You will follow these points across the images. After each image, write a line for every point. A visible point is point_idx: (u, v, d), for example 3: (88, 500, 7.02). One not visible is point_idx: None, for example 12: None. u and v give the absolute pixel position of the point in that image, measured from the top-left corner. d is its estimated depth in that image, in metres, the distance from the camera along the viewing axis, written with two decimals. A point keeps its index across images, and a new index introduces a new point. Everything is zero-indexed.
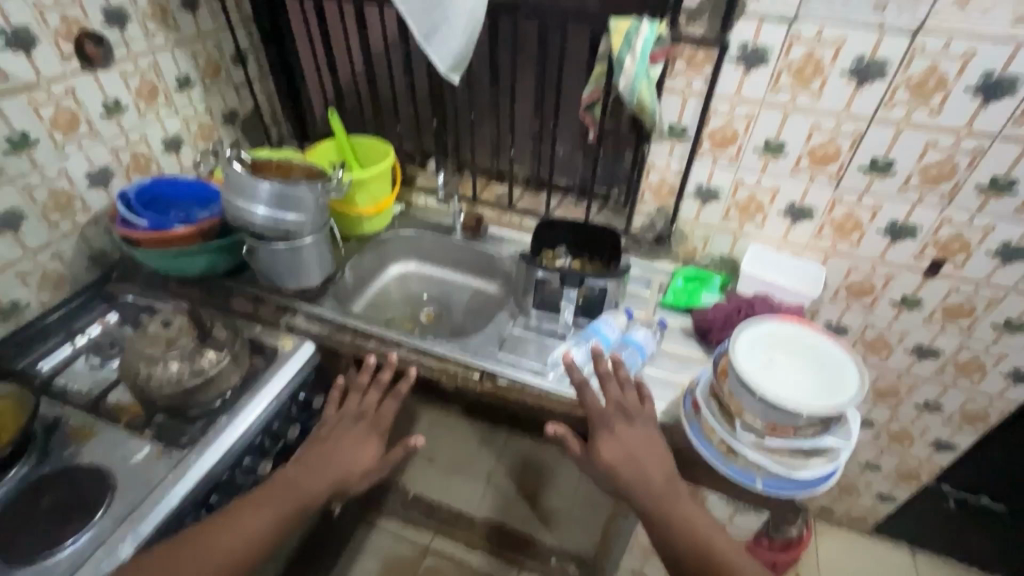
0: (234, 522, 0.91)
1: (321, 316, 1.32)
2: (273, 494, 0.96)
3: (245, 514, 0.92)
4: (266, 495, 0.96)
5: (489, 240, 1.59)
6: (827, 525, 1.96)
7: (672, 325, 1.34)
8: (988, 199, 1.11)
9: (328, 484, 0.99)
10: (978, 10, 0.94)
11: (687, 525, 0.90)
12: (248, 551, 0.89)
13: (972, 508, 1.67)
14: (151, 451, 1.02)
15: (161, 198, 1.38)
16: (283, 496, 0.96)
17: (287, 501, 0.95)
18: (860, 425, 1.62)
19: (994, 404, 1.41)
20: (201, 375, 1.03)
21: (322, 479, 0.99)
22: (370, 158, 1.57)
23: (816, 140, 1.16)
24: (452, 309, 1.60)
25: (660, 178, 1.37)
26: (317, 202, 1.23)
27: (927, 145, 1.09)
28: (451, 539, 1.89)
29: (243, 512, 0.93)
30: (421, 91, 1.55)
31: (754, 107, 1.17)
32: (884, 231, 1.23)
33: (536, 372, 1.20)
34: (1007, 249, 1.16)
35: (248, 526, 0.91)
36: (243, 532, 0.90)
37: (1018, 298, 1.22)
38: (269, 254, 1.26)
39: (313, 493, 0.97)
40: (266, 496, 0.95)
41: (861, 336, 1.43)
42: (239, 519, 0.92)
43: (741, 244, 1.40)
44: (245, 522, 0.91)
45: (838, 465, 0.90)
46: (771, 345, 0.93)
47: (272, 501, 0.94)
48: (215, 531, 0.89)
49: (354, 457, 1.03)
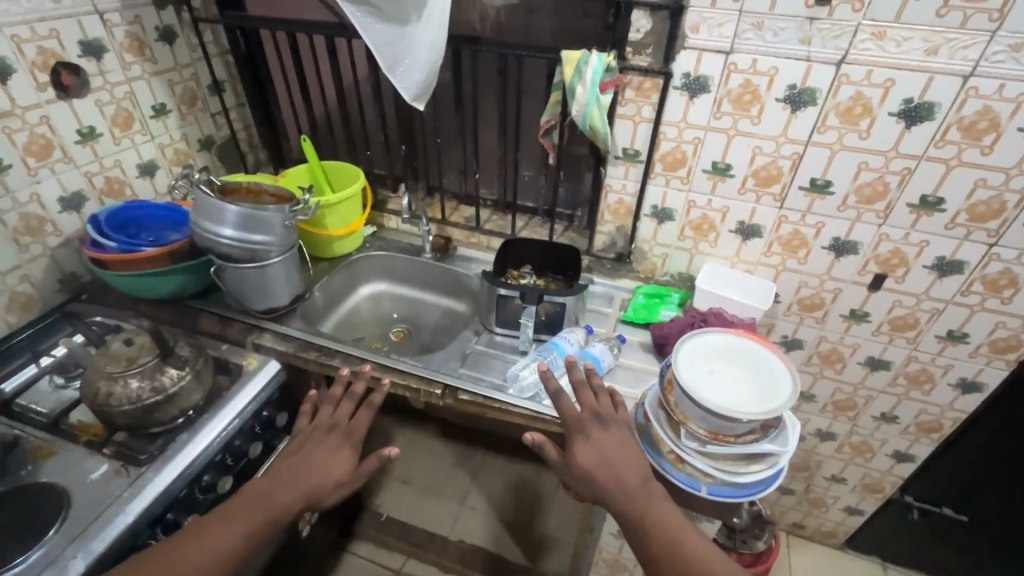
0: (201, 538, 0.90)
1: (288, 334, 1.35)
2: (242, 509, 0.95)
3: (213, 529, 0.92)
4: (234, 509, 0.95)
5: (458, 260, 1.64)
6: (800, 540, 1.97)
7: (631, 340, 1.38)
8: (920, 216, 1.18)
9: (300, 495, 0.99)
10: (894, 42, 1.02)
11: (666, 528, 0.86)
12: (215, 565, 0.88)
13: (936, 521, 1.70)
14: (108, 469, 1.03)
15: (133, 221, 1.41)
16: (252, 508, 0.95)
17: (257, 512, 0.94)
18: (822, 438, 1.66)
19: (946, 414, 1.46)
20: (162, 393, 1.05)
21: (294, 489, 0.99)
22: (342, 182, 1.63)
23: (759, 162, 1.23)
24: (422, 328, 1.64)
25: (617, 199, 1.43)
26: (284, 223, 1.27)
27: (860, 166, 1.16)
28: (423, 562, 1.87)
29: (211, 527, 0.92)
30: (391, 118, 1.61)
31: (700, 132, 1.24)
32: (828, 248, 1.29)
33: (497, 386, 1.23)
34: (942, 263, 1.22)
35: (215, 541, 0.90)
36: (210, 547, 0.89)
37: (958, 310, 1.27)
38: (237, 274, 1.29)
39: (285, 503, 0.97)
40: (236, 509, 0.95)
41: (816, 350, 1.48)
42: (207, 534, 0.91)
43: (698, 262, 1.45)
44: (212, 536, 0.90)
45: (780, 469, 0.93)
46: (713, 356, 0.98)
47: (241, 514, 0.94)
48: (180, 548, 0.88)
49: (327, 466, 1.03)
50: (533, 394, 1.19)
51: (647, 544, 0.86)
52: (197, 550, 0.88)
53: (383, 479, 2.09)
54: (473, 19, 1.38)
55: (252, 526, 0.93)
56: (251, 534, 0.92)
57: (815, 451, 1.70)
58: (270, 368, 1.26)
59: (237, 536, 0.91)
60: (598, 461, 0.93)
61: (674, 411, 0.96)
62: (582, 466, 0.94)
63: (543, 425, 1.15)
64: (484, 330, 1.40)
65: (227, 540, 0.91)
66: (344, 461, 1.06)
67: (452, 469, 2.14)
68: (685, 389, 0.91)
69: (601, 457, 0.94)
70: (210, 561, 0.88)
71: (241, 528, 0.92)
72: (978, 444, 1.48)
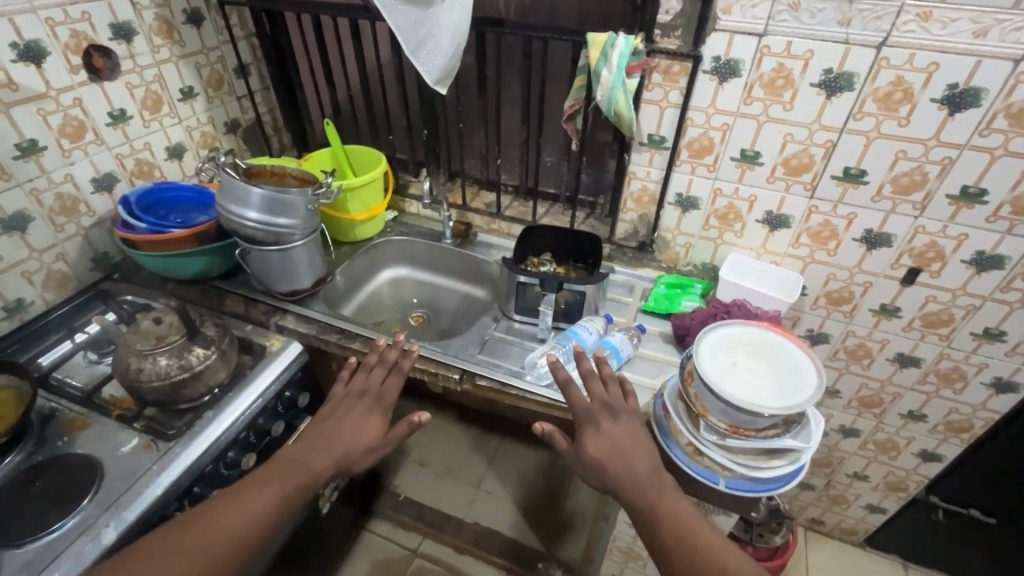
0: (235, 502, 0.92)
1: (310, 317, 1.37)
2: (274, 472, 0.98)
3: (247, 492, 0.94)
4: (267, 473, 0.98)
5: (478, 247, 1.65)
6: (818, 536, 1.95)
7: (651, 330, 1.37)
8: (960, 208, 1.13)
9: (330, 458, 1.01)
10: (940, 24, 0.96)
11: (674, 511, 0.86)
12: (253, 525, 0.90)
13: (962, 522, 1.66)
14: (139, 443, 1.07)
15: (162, 203, 1.44)
16: (285, 473, 0.98)
17: (290, 476, 0.97)
18: (846, 434, 1.62)
19: (978, 414, 1.41)
20: (189, 370, 1.08)
21: (324, 453, 1.01)
22: (364, 166, 1.64)
23: (791, 150, 1.19)
24: (441, 314, 1.64)
25: (641, 187, 1.40)
26: (307, 207, 1.28)
27: (898, 155, 1.11)
28: (438, 542, 1.91)
29: (244, 491, 0.94)
30: (413, 102, 1.60)
31: (729, 117, 1.20)
32: (860, 240, 1.25)
33: (514, 373, 1.23)
34: (981, 258, 1.17)
35: (251, 503, 0.92)
36: (245, 509, 0.91)
37: (996, 307, 1.22)
38: (261, 257, 1.31)
39: (315, 468, 0.99)
40: (268, 474, 0.98)
41: (843, 345, 1.44)
42: (241, 496, 0.93)
43: (722, 252, 1.42)
44: (246, 499, 0.93)
45: (801, 465, 0.91)
46: (734, 349, 0.96)
47: (275, 478, 0.96)
48: (216, 511, 0.91)
49: (357, 432, 1.06)
50: (549, 383, 1.19)
51: (656, 527, 0.85)
52: (232, 511, 0.90)
53: (402, 461, 2.13)
54: (498, 1, 1.35)
55: (285, 489, 0.95)
56: (285, 495, 0.95)
57: (837, 447, 1.67)
58: (291, 349, 1.28)
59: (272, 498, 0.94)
60: (614, 448, 0.94)
61: (694, 402, 0.94)
62: (595, 451, 0.94)
63: (559, 413, 1.15)
64: (503, 317, 1.40)
65: (263, 502, 0.93)
66: (372, 423, 1.08)
67: (468, 453, 2.16)
68: (705, 381, 0.90)
69: (616, 446, 0.94)
70: (246, 522, 0.90)
71: (274, 491, 0.95)
72: (1011, 445, 1.43)
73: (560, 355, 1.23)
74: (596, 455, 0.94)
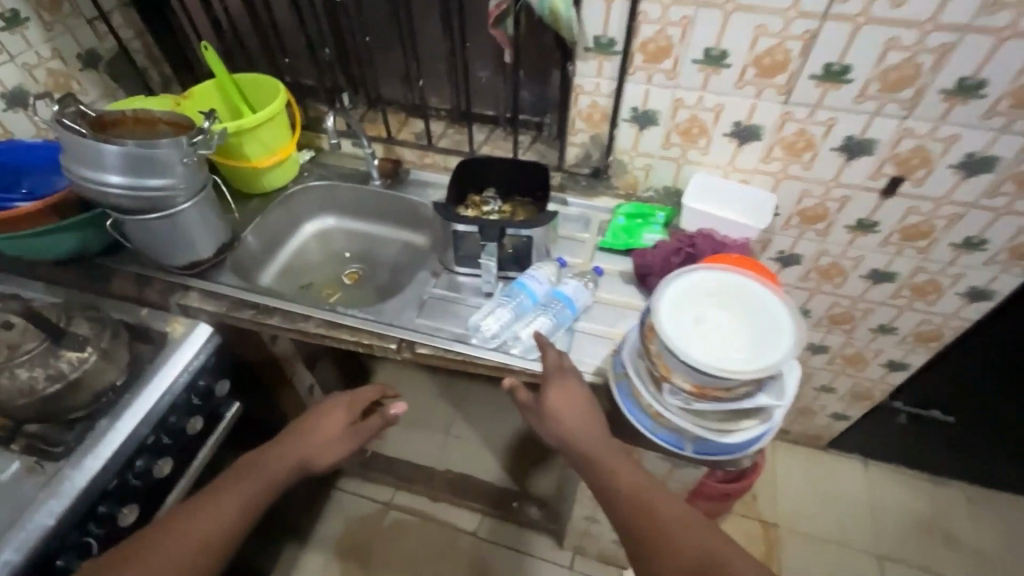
0: (200, 514, 0.87)
1: (216, 292, 1.16)
2: (242, 478, 0.94)
3: (213, 504, 0.89)
4: (234, 482, 0.93)
5: (412, 186, 1.44)
6: (784, 444, 1.99)
7: (610, 270, 1.22)
8: (954, 104, 0.97)
9: (300, 458, 0.98)
10: None
11: (634, 486, 0.83)
12: (225, 536, 0.87)
13: (922, 421, 1.69)
14: (20, 468, 0.92)
15: (8, 168, 1.17)
16: (253, 478, 0.94)
17: (259, 482, 0.94)
18: (814, 351, 1.58)
19: (949, 323, 1.36)
20: (60, 381, 0.91)
21: (293, 454, 0.99)
22: (261, 99, 1.36)
23: (763, 46, 0.99)
24: (378, 266, 1.44)
25: (590, 103, 1.18)
26: (184, 162, 1.03)
27: (887, 44, 0.93)
28: (412, 494, 1.88)
29: (210, 502, 0.89)
30: (308, 12, 1.29)
31: (690, 8, 0.98)
32: (838, 149, 1.09)
33: (460, 338, 1.09)
34: (971, 161, 1.03)
35: (219, 513, 0.88)
36: (212, 520, 0.87)
37: (981, 213, 1.11)
38: (142, 228, 1.08)
39: (285, 471, 0.96)
40: (235, 482, 0.93)
41: (815, 265, 1.34)
42: (207, 506, 0.89)
43: (685, 174, 1.25)
44: (211, 510, 0.88)
45: (774, 423, 0.83)
46: (701, 301, 0.83)
47: (243, 484, 0.93)
48: (179, 524, 0.85)
49: (324, 428, 1.02)
50: (498, 344, 1.06)
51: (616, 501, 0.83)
52: (197, 525, 0.86)
53: None
54: None
55: (255, 497, 0.92)
56: (254, 502, 0.92)
57: (805, 365, 1.63)
58: (198, 332, 1.10)
59: (240, 506, 0.90)
60: (582, 417, 0.91)
61: (652, 361, 0.83)
62: (559, 420, 0.91)
63: (511, 376, 1.04)
64: (444, 269, 1.23)
65: (231, 512, 0.89)
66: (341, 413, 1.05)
67: None
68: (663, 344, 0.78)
69: (582, 417, 0.91)
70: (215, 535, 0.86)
71: (242, 500, 0.91)
72: (978, 350, 1.40)
73: (511, 313, 1.08)
74: (562, 427, 0.91)
